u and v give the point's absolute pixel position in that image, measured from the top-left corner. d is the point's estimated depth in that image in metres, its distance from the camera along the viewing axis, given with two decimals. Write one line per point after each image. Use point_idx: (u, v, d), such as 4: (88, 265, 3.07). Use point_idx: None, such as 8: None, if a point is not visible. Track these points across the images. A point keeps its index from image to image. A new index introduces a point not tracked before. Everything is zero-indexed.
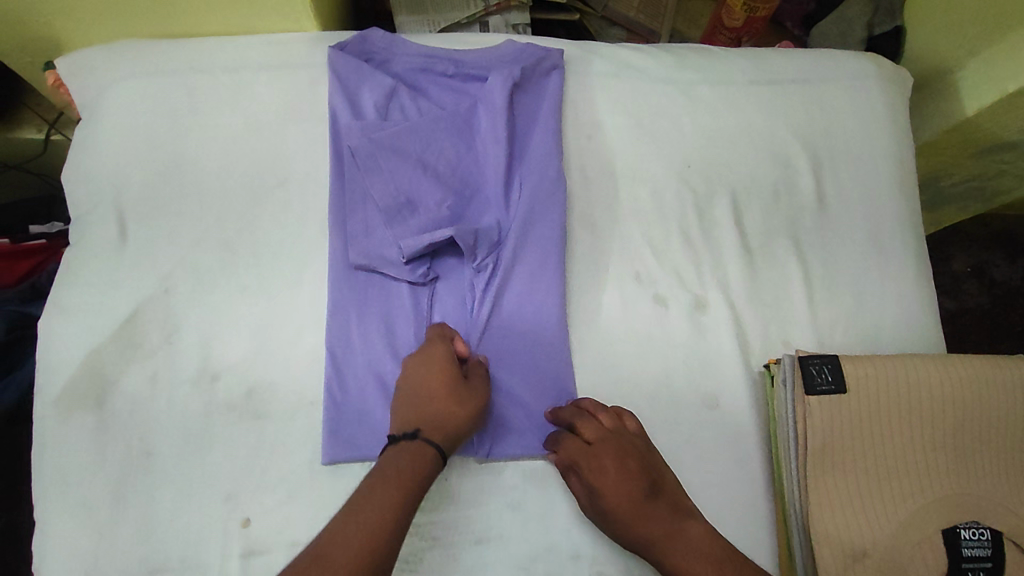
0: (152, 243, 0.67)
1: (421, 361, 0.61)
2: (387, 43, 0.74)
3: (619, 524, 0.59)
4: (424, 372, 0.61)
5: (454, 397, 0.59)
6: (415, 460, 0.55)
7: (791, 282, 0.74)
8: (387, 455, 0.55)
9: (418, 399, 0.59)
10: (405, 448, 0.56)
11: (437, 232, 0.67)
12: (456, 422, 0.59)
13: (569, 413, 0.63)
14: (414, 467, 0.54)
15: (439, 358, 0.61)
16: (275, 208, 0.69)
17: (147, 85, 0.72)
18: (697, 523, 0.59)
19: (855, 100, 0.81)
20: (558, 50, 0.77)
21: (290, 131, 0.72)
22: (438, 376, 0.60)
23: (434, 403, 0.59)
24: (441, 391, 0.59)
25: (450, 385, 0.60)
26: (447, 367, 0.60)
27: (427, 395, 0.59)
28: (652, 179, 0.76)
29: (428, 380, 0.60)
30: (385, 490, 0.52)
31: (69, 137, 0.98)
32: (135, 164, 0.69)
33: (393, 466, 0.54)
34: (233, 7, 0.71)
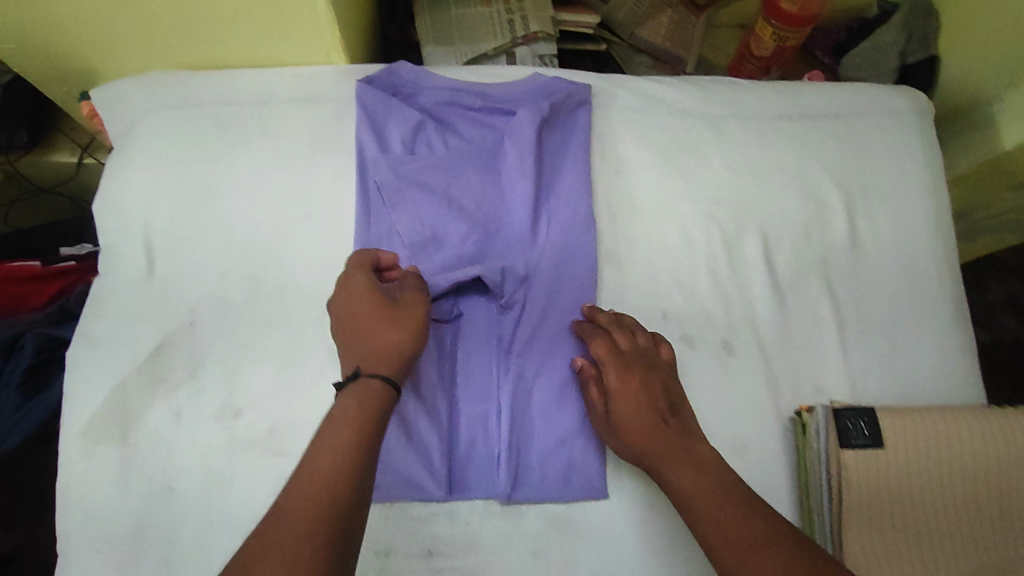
0: (179, 276, 0.67)
1: (348, 301, 0.58)
2: (415, 76, 0.74)
3: (623, 426, 0.59)
4: (351, 302, 0.58)
5: (385, 321, 0.57)
6: (376, 399, 0.51)
7: (822, 324, 0.73)
8: (346, 394, 0.51)
9: (360, 338, 0.56)
10: (349, 391, 0.51)
11: (462, 271, 0.67)
12: (393, 348, 0.55)
13: (605, 323, 0.65)
14: (372, 403, 0.51)
15: (362, 286, 0.59)
16: (302, 240, 0.69)
17: (178, 117, 0.72)
18: (704, 447, 0.57)
19: (890, 136, 0.80)
20: (585, 84, 0.77)
21: (316, 164, 0.72)
22: (373, 306, 0.57)
23: (376, 334, 0.56)
24: (377, 321, 0.56)
25: (390, 312, 0.57)
26: (379, 296, 0.58)
27: (367, 326, 0.56)
28: (679, 215, 0.74)
29: (366, 314, 0.57)
30: (333, 434, 0.48)
31: (102, 161, 0.99)
32: (164, 196, 0.70)
33: (353, 409, 0.50)
34: (263, 40, 0.71)
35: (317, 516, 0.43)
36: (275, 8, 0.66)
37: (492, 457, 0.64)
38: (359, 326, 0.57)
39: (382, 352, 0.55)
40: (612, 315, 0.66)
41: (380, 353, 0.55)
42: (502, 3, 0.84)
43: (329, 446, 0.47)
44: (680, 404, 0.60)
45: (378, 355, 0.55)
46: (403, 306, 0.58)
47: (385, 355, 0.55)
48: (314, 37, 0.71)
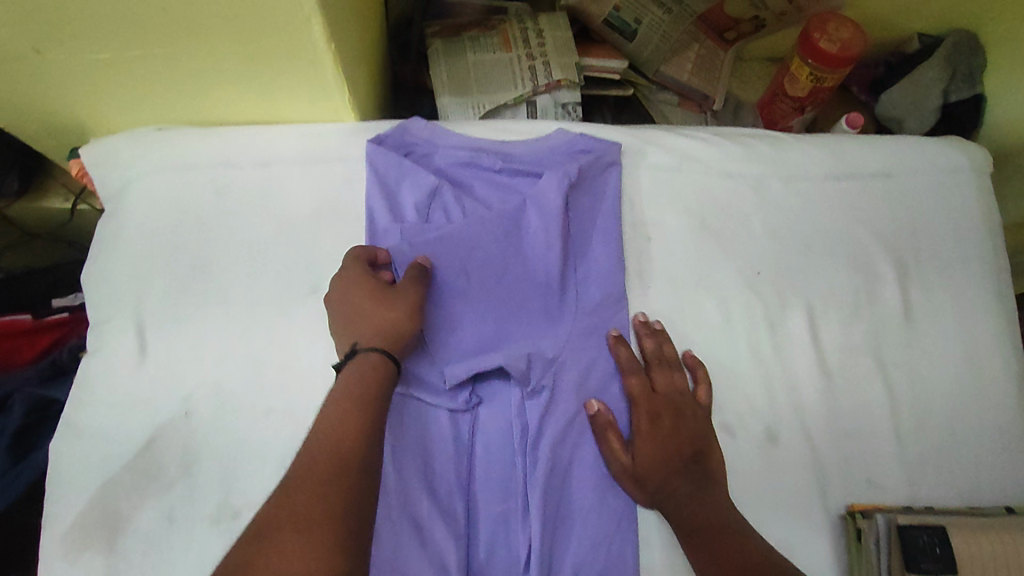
0: (173, 359, 0.62)
1: (340, 286, 0.59)
2: (430, 135, 0.69)
3: (647, 464, 0.60)
4: (348, 290, 0.58)
5: (381, 300, 0.57)
6: (376, 373, 0.52)
7: (874, 409, 0.67)
8: (352, 367, 0.52)
9: (352, 320, 0.57)
10: (351, 367, 0.52)
11: (483, 359, 0.62)
12: (390, 325, 0.56)
13: (646, 360, 0.65)
14: (375, 378, 0.52)
15: (356, 272, 0.59)
16: (308, 319, 0.64)
17: (173, 180, 0.66)
18: (722, 493, 0.59)
19: (944, 197, 0.73)
20: (613, 143, 0.71)
21: (323, 232, 0.66)
22: (365, 286, 0.58)
23: (370, 312, 0.56)
24: (371, 297, 0.57)
25: (383, 289, 0.58)
26: (372, 277, 0.59)
27: (360, 305, 0.57)
28: (717, 287, 0.69)
29: (358, 295, 0.57)
30: (336, 408, 0.49)
31: (95, 207, 0.93)
32: (158, 269, 0.64)
33: (354, 384, 0.51)
34: (266, 97, 0.64)
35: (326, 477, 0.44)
36: (282, 70, 0.60)
37: (516, 564, 0.59)
38: (353, 307, 0.57)
39: (376, 330, 0.55)
40: (653, 339, 0.65)
41: (375, 330, 0.55)
42: (524, 49, 0.80)
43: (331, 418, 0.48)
44: (705, 443, 0.61)
45: (371, 331, 0.55)
46: (397, 285, 0.59)
47: (381, 333, 0.55)
48: (324, 97, 0.64)
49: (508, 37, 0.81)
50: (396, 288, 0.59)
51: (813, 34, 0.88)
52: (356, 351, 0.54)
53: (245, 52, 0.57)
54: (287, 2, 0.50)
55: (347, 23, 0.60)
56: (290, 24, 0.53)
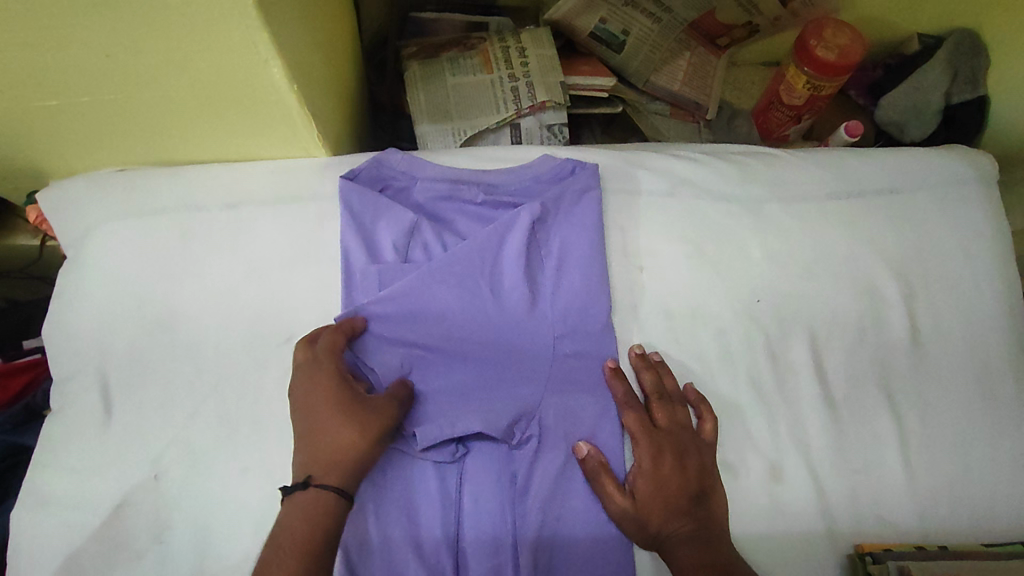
0: (142, 419, 0.58)
1: (303, 388, 0.54)
2: (407, 167, 0.65)
3: (645, 506, 0.56)
4: (310, 394, 0.53)
5: (339, 419, 0.52)
6: (321, 516, 0.49)
7: (883, 442, 0.62)
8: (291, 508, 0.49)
9: (307, 437, 0.52)
10: (294, 501, 0.50)
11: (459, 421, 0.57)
12: (342, 456, 0.51)
13: (648, 395, 0.61)
14: (315, 524, 0.49)
15: (326, 373, 0.54)
16: (282, 369, 0.60)
17: (137, 226, 0.63)
18: (727, 540, 0.55)
19: (950, 212, 0.69)
20: (595, 164, 0.67)
21: (297, 276, 0.62)
22: (326, 401, 0.52)
23: (329, 436, 0.51)
24: (330, 417, 0.52)
25: (341, 410, 0.52)
26: (338, 386, 0.53)
27: (319, 424, 0.52)
28: (715, 317, 0.65)
29: (319, 408, 0.52)
30: (288, 527, 0.49)
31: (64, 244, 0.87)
32: (124, 322, 0.60)
33: (290, 530, 0.48)
34: (230, 137, 0.61)
35: None
36: (245, 111, 0.56)
37: None
38: (313, 422, 0.52)
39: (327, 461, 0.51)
40: (654, 372, 0.61)
41: (329, 460, 0.51)
42: (505, 70, 0.76)
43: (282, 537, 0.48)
44: (710, 485, 0.58)
45: (323, 460, 0.51)
46: (364, 401, 0.53)
47: (335, 460, 0.51)
48: (291, 135, 0.61)
49: (488, 57, 0.77)
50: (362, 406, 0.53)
51: (809, 41, 0.86)
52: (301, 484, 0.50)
53: (202, 94, 0.53)
54: (240, 43, 0.47)
55: (310, 57, 0.57)
56: (246, 65, 0.49)
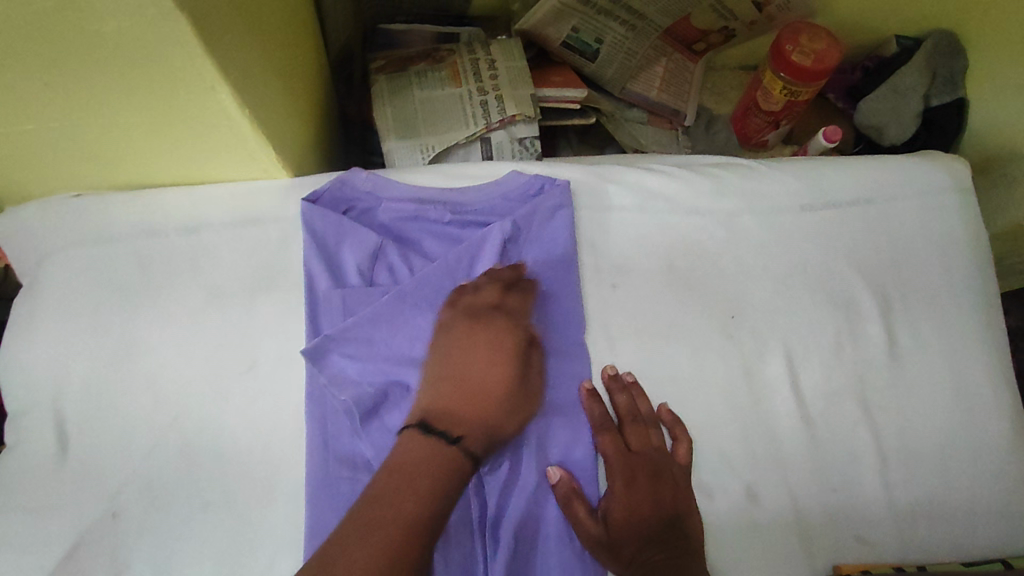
0: (99, 455, 0.56)
1: (468, 344, 0.58)
2: (372, 187, 0.64)
3: (616, 532, 0.55)
4: (468, 360, 0.57)
5: (502, 390, 0.57)
6: (451, 466, 0.51)
7: (861, 460, 0.61)
8: (421, 443, 0.52)
9: (474, 394, 0.56)
10: (426, 442, 0.52)
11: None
12: (480, 420, 0.55)
13: (620, 416, 0.60)
14: (443, 474, 0.50)
15: (508, 348, 0.58)
16: (244, 399, 0.58)
17: (93, 254, 0.61)
18: (700, 566, 0.53)
19: (927, 223, 0.68)
20: (565, 181, 0.66)
21: (259, 302, 0.61)
22: (501, 369, 0.57)
23: (493, 388, 0.56)
24: (492, 382, 0.57)
25: (506, 377, 0.57)
26: (510, 363, 0.58)
27: (458, 378, 0.56)
28: (690, 335, 0.63)
29: (490, 366, 0.57)
30: (418, 466, 0.50)
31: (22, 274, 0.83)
32: (80, 354, 0.59)
33: (414, 466, 0.50)
34: (187, 160, 0.59)
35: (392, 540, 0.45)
36: (198, 135, 0.54)
37: None
38: (486, 375, 0.57)
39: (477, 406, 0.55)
40: (627, 393, 0.60)
41: (462, 407, 0.55)
42: (474, 83, 0.75)
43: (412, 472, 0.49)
44: (683, 509, 0.56)
45: (457, 407, 0.55)
46: (529, 357, 0.59)
47: (473, 424, 0.54)
48: (249, 157, 0.59)
49: (457, 70, 0.76)
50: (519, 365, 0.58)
51: (784, 46, 0.84)
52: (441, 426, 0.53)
53: (151, 120, 0.51)
54: (184, 70, 0.45)
55: (263, 77, 0.54)
56: (193, 91, 0.48)
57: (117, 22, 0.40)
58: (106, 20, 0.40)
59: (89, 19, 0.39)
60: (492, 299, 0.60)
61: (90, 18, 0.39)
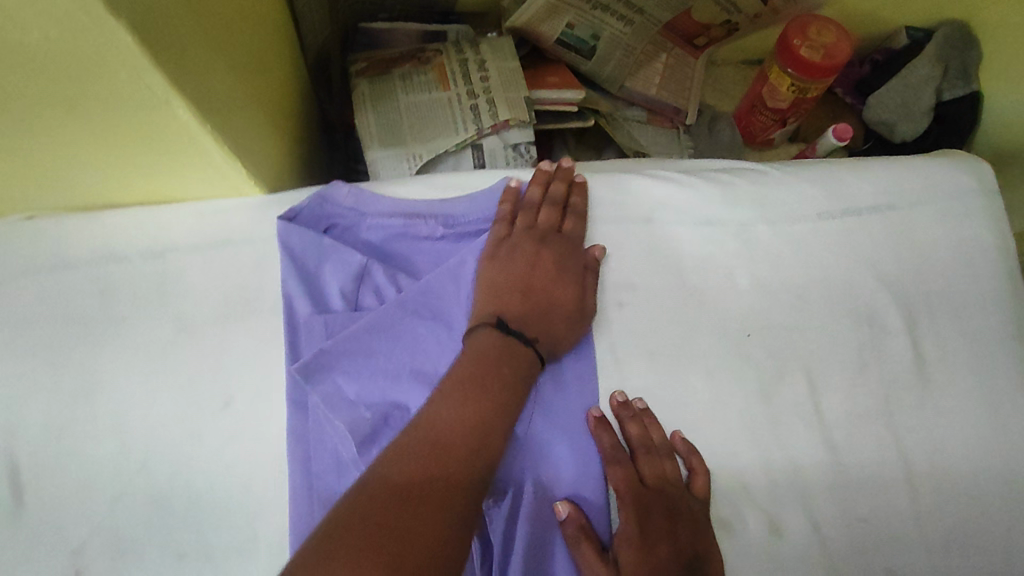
0: (57, 507, 0.51)
1: (534, 258, 0.57)
2: (354, 203, 0.59)
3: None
4: (541, 260, 0.57)
5: (570, 285, 0.56)
6: (520, 360, 0.51)
7: (889, 487, 0.57)
8: (491, 346, 0.51)
9: (543, 297, 0.55)
10: (498, 337, 0.52)
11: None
12: (547, 316, 0.54)
13: (633, 446, 0.54)
14: (514, 365, 0.51)
15: (571, 247, 0.58)
16: (217, 441, 0.53)
17: (48, 284, 0.55)
18: None
19: (951, 228, 0.64)
20: (571, 191, 0.61)
21: (233, 331, 0.55)
22: (572, 269, 0.57)
23: (562, 296, 0.56)
24: (558, 279, 0.56)
25: (576, 276, 0.57)
26: (577, 260, 0.58)
27: (527, 283, 0.55)
28: (703, 356, 0.58)
29: (557, 278, 0.56)
30: (488, 373, 0.49)
31: None
32: (35, 394, 0.53)
33: (491, 358, 0.50)
34: (149, 179, 0.54)
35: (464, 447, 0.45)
36: (155, 152, 0.49)
37: None
38: (549, 280, 0.56)
39: (544, 315, 0.54)
40: (638, 421, 0.55)
41: (529, 313, 0.54)
42: (463, 86, 0.70)
43: (479, 385, 0.48)
44: (701, 550, 0.52)
45: (524, 313, 0.54)
46: (587, 281, 0.57)
47: (540, 319, 0.54)
48: (215, 174, 0.54)
49: (445, 72, 0.72)
50: (582, 272, 0.57)
51: (792, 40, 0.79)
52: (512, 328, 0.52)
53: (99, 137, 0.46)
54: (131, 83, 0.40)
55: (227, 86, 0.49)
56: (144, 106, 0.42)
57: (43, 31, 0.34)
58: (29, 27, 0.34)
59: (7, 27, 0.34)
60: (552, 222, 0.59)
61: (9, 27, 0.34)
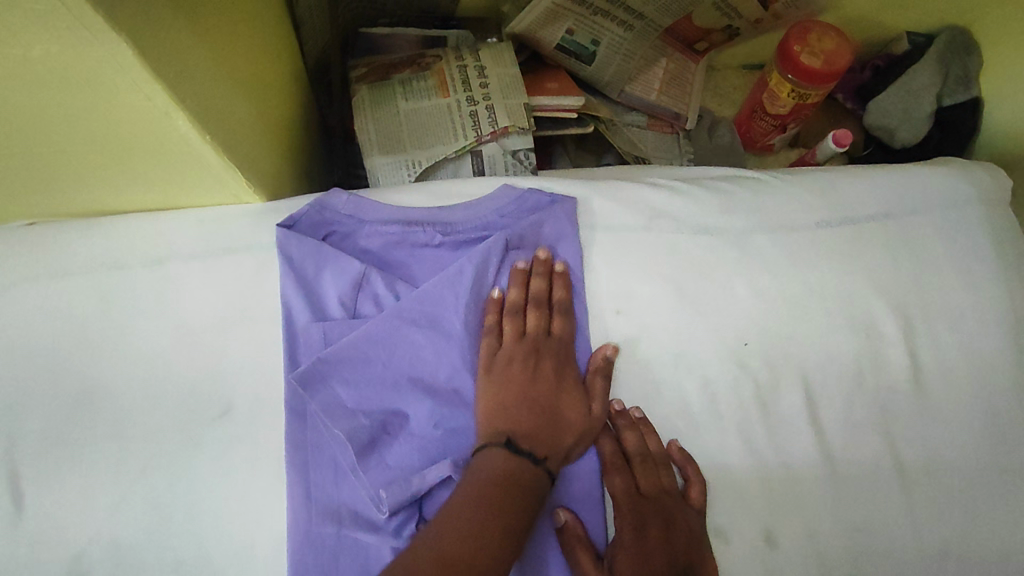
0: (56, 513, 0.51)
1: (532, 367, 0.54)
2: (352, 211, 0.59)
3: None
4: (541, 356, 0.55)
5: (567, 381, 0.55)
6: (529, 482, 0.48)
7: (885, 496, 0.57)
8: (503, 465, 0.48)
9: (547, 408, 0.53)
10: (501, 458, 0.49)
11: (428, 470, 0.52)
12: (550, 417, 0.52)
13: (631, 454, 0.55)
14: (519, 481, 0.48)
15: (569, 336, 0.57)
16: (217, 448, 0.53)
17: (49, 290, 0.55)
18: None
19: (950, 237, 0.64)
20: (568, 197, 0.61)
21: (233, 338, 0.56)
22: (571, 364, 0.56)
23: (567, 412, 0.54)
24: (557, 377, 0.55)
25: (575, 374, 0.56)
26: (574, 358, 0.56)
27: (528, 395, 0.53)
28: (700, 364, 0.59)
29: (553, 390, 0.54)
30: (496, 472, 0.48)
31: None
32: (34, 401, 0.53)
33: (503, 483, 0.47)
34: (148, 187, 0.54)
35: (479, 551, 0.43)
36: (156, 162, 0.49)
37: None
38: (552, 413, 0.53)
39: (552, 427, 0.52)
40: (635, 430, 0.55)
41: (536, 424, 0.52)
42: (463, 92, 0.70)
43: (489, 490, 0.47)
44: (697, 558, 0.52)
45: (532, 427, 0.51)
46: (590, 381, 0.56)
47: (543, 417, 0.52)
48: (216, 183, 0.54)
49: (444, 78, 0.72)
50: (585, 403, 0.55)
51: (793, 47, 0.79)
52: (524, 449, 0.50)
53: (99, 148, 0.46)
54: (132, 97, 0.40)
55: (227, 96, 0.50)
56: (145, 119, 0.43)
57: (44, 47, 0.35)
58: (30, 43, 0.34)
59: (9, 42, 0.34)
60: (540, 326, 0.56)
61: (10, 43, 0.34)
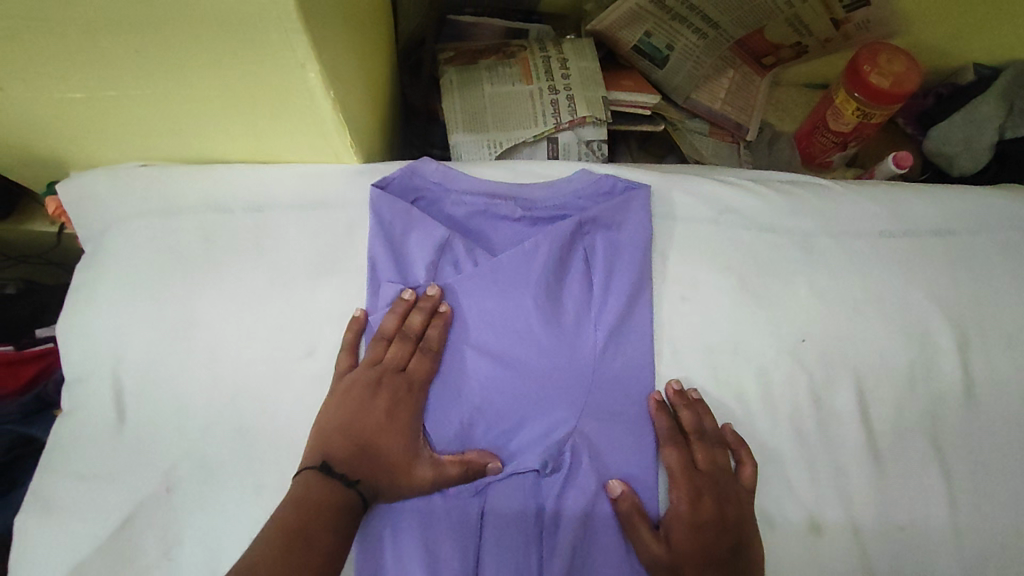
0: (154, 428, 0.55)
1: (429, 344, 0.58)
2: (441, 178, 0.63)
3: (677, 553, 0.53)
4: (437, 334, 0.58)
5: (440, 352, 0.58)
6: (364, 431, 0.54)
7: (929, 499, 0.59)
8: (309, 488, 0.50)
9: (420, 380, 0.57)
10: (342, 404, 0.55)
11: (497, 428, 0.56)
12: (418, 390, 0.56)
13: (689, 431, 0.57)
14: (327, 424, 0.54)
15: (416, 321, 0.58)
16: (303, 385, 0.57)
17: (159, 228, 0.60)
18: None
19: (1009, 258, 0.66)
20: (644, 186, 0.64)
21: (322, 285, 0.59)
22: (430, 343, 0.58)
23: (372, 434, 0.54)
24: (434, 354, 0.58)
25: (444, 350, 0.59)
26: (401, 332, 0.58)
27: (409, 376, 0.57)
28: (758, 354, 0.61)
29: (357, 395, 0.55)
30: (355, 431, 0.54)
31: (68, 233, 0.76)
32: (140, 325, 0.58)
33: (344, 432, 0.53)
34: (259, 138, 0.59)
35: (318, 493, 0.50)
36: (275, 113, 0.54)
37: None
38: (349, 417, 0.54)
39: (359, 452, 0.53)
40: (692, 409, 0.58)
41: (346, 451, 0.53)
42: (545, 81, 0.74)
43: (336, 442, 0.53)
44: (747, 536, 0.54)
45: (338, 448, 0.53)
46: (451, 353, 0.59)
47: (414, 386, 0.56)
48: (322, 141, 0.59)
49: (528, 67, 0.76)
50: (420, 446, 0.54)
51: (862, 66, 0.81)
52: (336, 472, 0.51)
53: (231, 94, 0.51)
54: (279, 47, 0.45)
55: (346, 59, 0.54)
56: (282, 70, 0.48)
57: None
58: None
59: None
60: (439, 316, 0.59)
61: None
